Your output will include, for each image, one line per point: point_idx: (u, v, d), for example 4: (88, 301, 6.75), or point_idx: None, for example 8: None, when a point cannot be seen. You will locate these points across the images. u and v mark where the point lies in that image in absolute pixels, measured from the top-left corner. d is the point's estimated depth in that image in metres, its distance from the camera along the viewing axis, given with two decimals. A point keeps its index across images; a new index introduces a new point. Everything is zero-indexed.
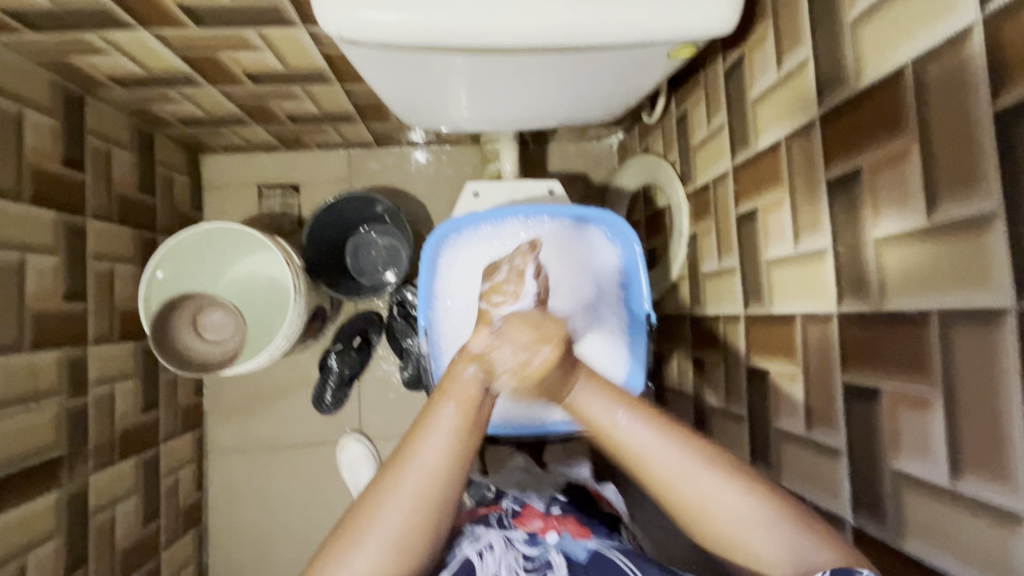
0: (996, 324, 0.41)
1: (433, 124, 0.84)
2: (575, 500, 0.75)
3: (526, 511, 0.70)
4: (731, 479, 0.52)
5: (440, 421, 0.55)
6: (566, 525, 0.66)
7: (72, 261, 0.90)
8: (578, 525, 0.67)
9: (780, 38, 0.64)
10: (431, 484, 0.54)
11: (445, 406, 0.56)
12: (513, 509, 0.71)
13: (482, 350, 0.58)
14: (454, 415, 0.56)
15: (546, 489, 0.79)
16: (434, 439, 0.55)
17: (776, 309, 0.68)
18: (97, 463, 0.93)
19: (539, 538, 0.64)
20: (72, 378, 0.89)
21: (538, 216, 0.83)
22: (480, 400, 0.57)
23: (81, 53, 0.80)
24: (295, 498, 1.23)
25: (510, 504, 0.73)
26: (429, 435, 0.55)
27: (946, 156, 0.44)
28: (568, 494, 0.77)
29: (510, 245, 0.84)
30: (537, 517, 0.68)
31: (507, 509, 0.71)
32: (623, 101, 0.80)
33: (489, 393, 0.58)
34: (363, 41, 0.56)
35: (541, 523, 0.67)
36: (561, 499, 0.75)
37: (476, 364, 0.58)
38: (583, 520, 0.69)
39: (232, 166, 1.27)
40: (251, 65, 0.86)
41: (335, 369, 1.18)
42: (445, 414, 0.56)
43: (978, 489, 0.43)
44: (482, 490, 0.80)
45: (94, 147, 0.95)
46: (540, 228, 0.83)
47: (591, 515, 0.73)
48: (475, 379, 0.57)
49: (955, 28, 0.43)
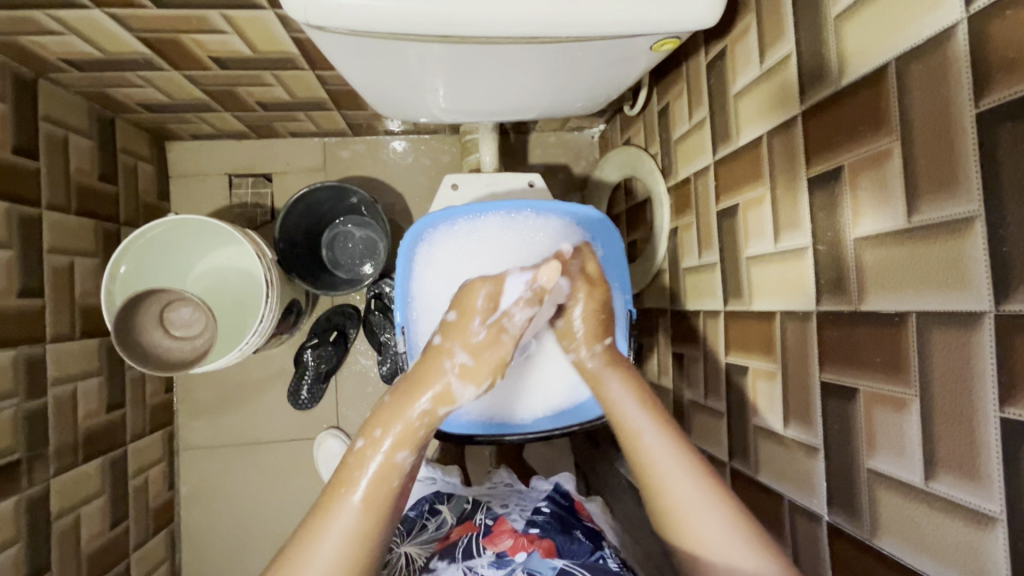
0: (972, 328, 0.41)
1: (410, 115, 0.82)
2: (559, 513, 0.76)
3: (497, 529, 0.72)
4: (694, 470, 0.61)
5: (338, 524, 0.56)
6: (537, 543, 0.68)
7: (27, 255, 0.85)
8: (550, 545, 0.68)
9: (763, 32, 0.63)
10: None
11: (343, 510, 0.56)
12: (485, 526, 0.73)
13: (402, 433, 0.60)
14: (354, 516, 0.56)
15: (530, 504, 0.81)
16: (332, 538, 0.55)
17: (754, 306, 0.68)
18: (60, 466, 0.90)
19: (507, 559, 0.66)
20: (29, 379, 0.85)
21: (521, 212, 0.82)
22: (387, 495, 0.58)
23: (31, 33, 0.75)
24: (272, 496, 1.20)
25: (483, 520, 0.74)
26: (325, 536, 0.55)
27: (926, 157, 0.44)
28: (551, 504, 0.78)
29: (490, 241, 0.82)
30: (508, 534, 0.70)
31: (480, 526, 0.73)
32: (605, 93, 0.78)
33: (404, 485, 0.60)
34: (333, 28, 0.53)
35: (511, 543, 0.68)
36: (545, 513, 0.75)
37: (389, 448, 0.59)
38: (559, 541, 0.69)
39: (200, 153, 1.22)
40: (217, 49, 0.81)
41: (311, 364, 1.15)
42: (345, 510, 0.56)
43: (951, 488, 0.44)
44: (462, 505, 0.82)
45: (49, 133, 0.90)
46: (522, 224, 0.82)
47: (574, 529, 0.73)
48: (388, 465, 0.59)
49: (939, 27, 0.43)
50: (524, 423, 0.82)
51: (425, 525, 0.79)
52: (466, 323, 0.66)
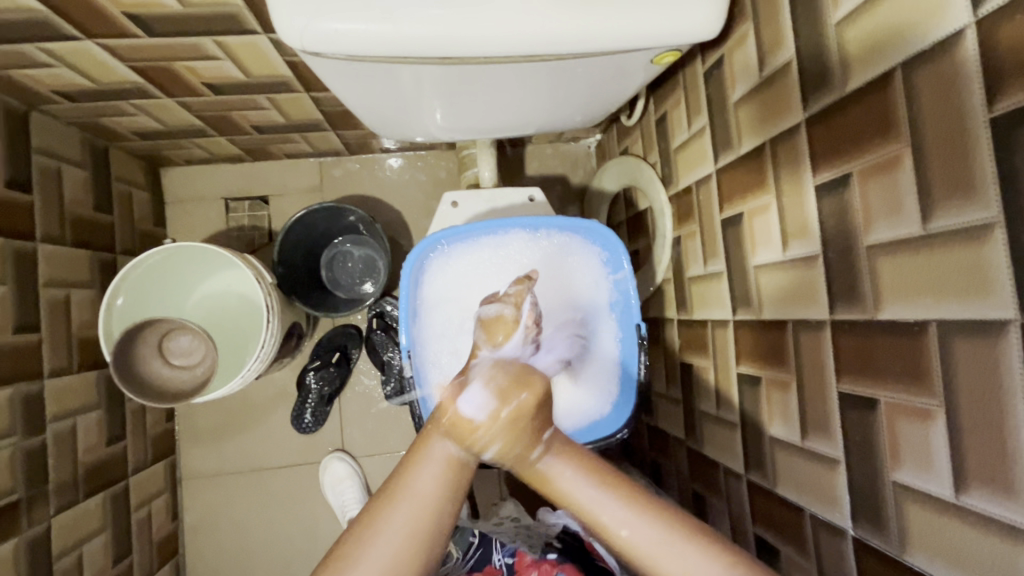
0: (998, 336, 0.40)
1: (407, 135, 0.81)
2: (573, 544, 0.76)
3: (518, 564, 0.72)
4: (655, 518, 0.52)
5: (434, 452, 0.54)
6: (560, 566, 0.69)
7: (23, 290, 0.84)
8: (573, 567, 0.70)
9: (761, 40, 0.63)
10: (422, 521, 0.51)
11: (436, 441, 0.55)
12: (506, 565, 0.74)
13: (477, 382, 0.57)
14: (447, 448, 0.54)
15: (539, 535, 0.80)
16: (431, 465, 0.54)
17: (764, 315, 0.67)
18: (60, 505, 0.88)
19: None
20: (28, 416, 0.83)
21: (536, 230, 0.82)
22: (472, 440, 0.55)
23: (23, 67, 0.74)
24: (278, 524, 1.18)
25: (503, 560, 0.75)
26: (424, 465, 0.54)
27: (940, 164, 0.43)
28: (563, 538, 0.77)
29: (506, 258, 0.82)
30: (532, 566, 0.70)
31: (500, 567, 0.74)
32: (603, 107, 0.78)
33: (477, 446, 0.55)
34: (329, 53, 0.52)
35: (536, 573, 0.69)
36: (558, 543, 0.76)
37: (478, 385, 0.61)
38: (580, 567, 0.70)
39: (195, 179, 1.21)
40: (211, 75, 0.81)
41: (314, 388, 1.14)
42: (440, 442, 0.54)
43: (983, 502, 0.42)
44: (468, 538, 0.79)
45: (42, 165, 0.89)
46: (540, 243, 0.82)
47: (590, 559, 0.73)
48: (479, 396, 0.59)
49: (946, 33, 0.42)
50: None
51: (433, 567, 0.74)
52: (501, 321, 0.66)
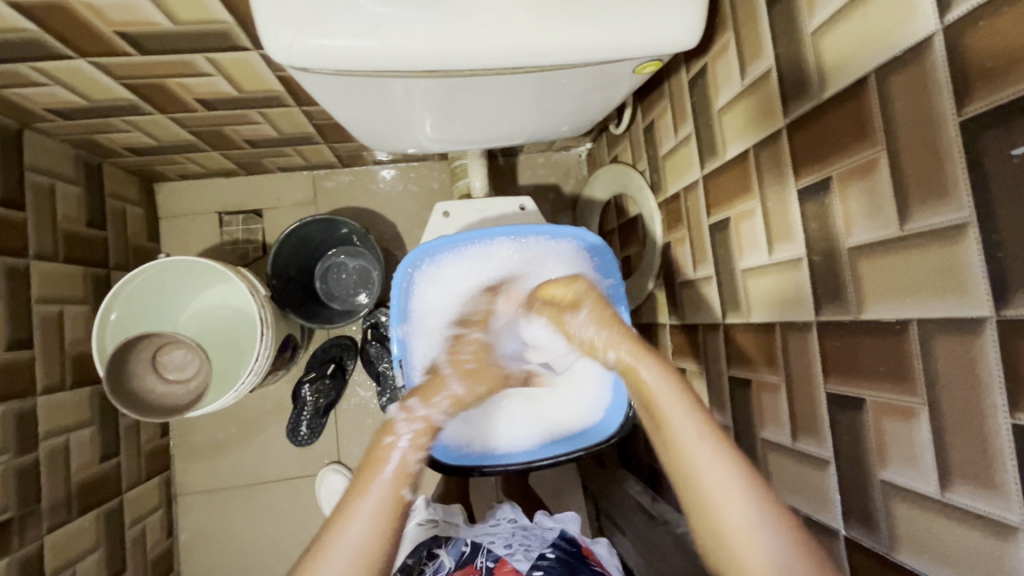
0: (975, 334, 0.41)
1: (399, 147, 0.82)
2: (566, 558, 0.75)
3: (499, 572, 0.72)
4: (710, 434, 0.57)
5: (365, 505, 0.57)
6: None
7: (15, 308, 0.84)
8: None
9: (742, 49, 0.64)
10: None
11: (371, 490, 0.58)
12: (487, 567, 0.73)
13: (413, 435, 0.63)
14: (378, 498, 0.58)
15: (535, 541, 0.79)
16: (359, 522, 0.56)
17: (753, 318, 0.68)
18: (52, 523, 0.87)
19: None
20: (20, 434, 0.83)
21: (527, 237, 0.81)
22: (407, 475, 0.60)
23: (16, 86, 0.75)
24: (275, 538, 1.17)
25: (485, 563, 0.74)
26: (352, 522, 0.56)
27: (915, 166, 0.44)
28: (557, 549, 0.76)
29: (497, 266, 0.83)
30: None
31: (481, 568, 0.74)
32: (589, 117, 0.79)
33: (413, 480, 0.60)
34: (317, 68, 0.54)
35: None
36: (551, 555, 0.75)
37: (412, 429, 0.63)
38: None
39: (189, 194, 1.22)
40: (202, 91, 0.82)
41: (309, 400, 1.13)
42: (373, 492, 0.58)
43: (967, 499, 0.43)
44: (459, 546, 0.79)
45: (35, 183, 0.89)
46: (531, 250, 0.82)
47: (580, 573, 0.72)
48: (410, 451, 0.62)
49: (916, 39, 0.44)
50: (530, 451, 0.82)
51: (422, 570, 0.76)
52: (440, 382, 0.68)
